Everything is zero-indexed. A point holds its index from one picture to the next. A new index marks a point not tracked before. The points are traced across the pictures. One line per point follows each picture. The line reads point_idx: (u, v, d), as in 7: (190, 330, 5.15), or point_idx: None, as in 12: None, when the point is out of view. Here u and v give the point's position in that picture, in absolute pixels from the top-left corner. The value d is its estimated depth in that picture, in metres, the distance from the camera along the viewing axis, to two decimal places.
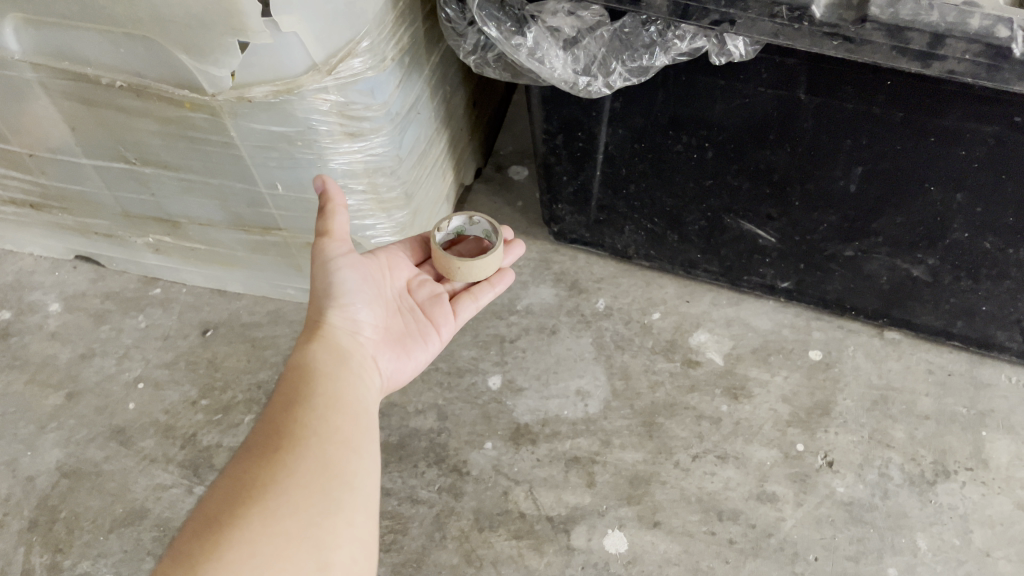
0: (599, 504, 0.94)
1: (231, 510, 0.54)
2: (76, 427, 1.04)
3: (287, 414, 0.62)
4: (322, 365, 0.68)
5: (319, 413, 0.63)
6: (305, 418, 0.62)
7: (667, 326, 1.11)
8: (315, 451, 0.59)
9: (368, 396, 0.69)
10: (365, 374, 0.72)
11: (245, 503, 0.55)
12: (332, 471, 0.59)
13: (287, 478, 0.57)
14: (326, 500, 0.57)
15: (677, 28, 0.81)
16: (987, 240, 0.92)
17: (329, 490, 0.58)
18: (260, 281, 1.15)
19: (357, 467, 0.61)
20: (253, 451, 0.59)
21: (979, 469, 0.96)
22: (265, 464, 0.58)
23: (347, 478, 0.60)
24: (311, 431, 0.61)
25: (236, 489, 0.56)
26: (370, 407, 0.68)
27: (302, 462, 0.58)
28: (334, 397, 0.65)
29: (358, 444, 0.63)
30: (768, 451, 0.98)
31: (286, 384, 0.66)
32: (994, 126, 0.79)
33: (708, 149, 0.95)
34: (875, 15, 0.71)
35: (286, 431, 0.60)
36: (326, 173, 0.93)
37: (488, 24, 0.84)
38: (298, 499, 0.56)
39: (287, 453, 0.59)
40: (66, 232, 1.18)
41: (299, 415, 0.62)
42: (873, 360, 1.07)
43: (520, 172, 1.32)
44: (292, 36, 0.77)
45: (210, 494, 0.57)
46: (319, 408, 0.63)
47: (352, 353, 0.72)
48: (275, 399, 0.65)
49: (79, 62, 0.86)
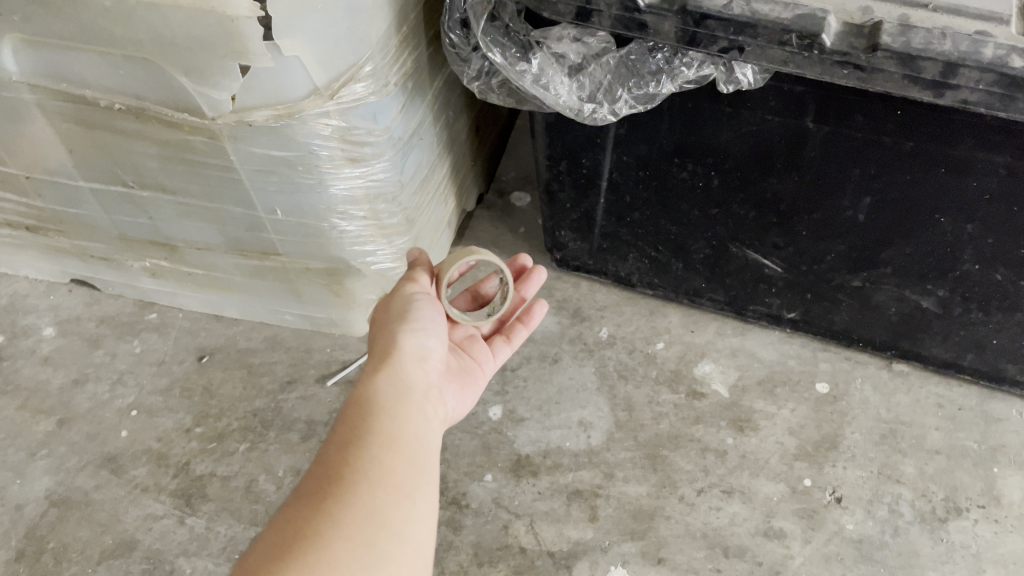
0: (602, 539, 0.92)
1: (271, 562, 0.52)
2: (66, 455, 1.02)
3: (342, 456, 0.59)
4: (387, 401, 0.66)
5: (372, 455, 0.60)
6: (358, 462, 0.59)
7: (670, 356, 1.09)
8: (363, 498, 0.56)
9: (428, 431, 0.67)
10: (427, 408, 0.69)
11: (287, 556, 0.52)
12: (380, 519, 0.56)
13: (334, 528, 0.54)
14: (370, 551, 0.54)
15: (684, 55, 0.79)
16: (997, 272, 0.90)
17: (373, 540, 0.55)
18: (257, 306, 1.13)
19: (410, 513, 0.58)
20: (300, 498, 0.57)
21: (991, 507, 0.94)
22: (311, 514, 0.55)
23: (395, 528, 0.56)
24: (362, 474, 0.58)
25: (279, 539, 0.53)
26: (431, 446, 0.65)
27: (349, 512, 0.55)
28: (391, 437, 0.62)
29: (412, 489, 0.60)
30: (775, 486, 0.96)
31: (343, 422, 0.63)
32: (1005, 156, 0.78)
33: (714, 177, 0.94)
34: (886, 43, 0.70)
35: (337, 475, 0.58)
36: (327, 199, 0.91)
37: (493, 50, 0.83)
38: (340, 553, 0.53)
39: (335, 502, 0.56)
40: (61, 255, 1.16)
41: (350, 458, 0.59)
42: (881, 393, 1.05)
43: (522, 199, 1.31)
44: (293, 59, 0.76)
45: (254, 546, 0.54)
46: (374, 451, 0.60)
47: (416, 388, 0.70)
48: (329, 439, 0.62)
49: (77, 83, 0.85)
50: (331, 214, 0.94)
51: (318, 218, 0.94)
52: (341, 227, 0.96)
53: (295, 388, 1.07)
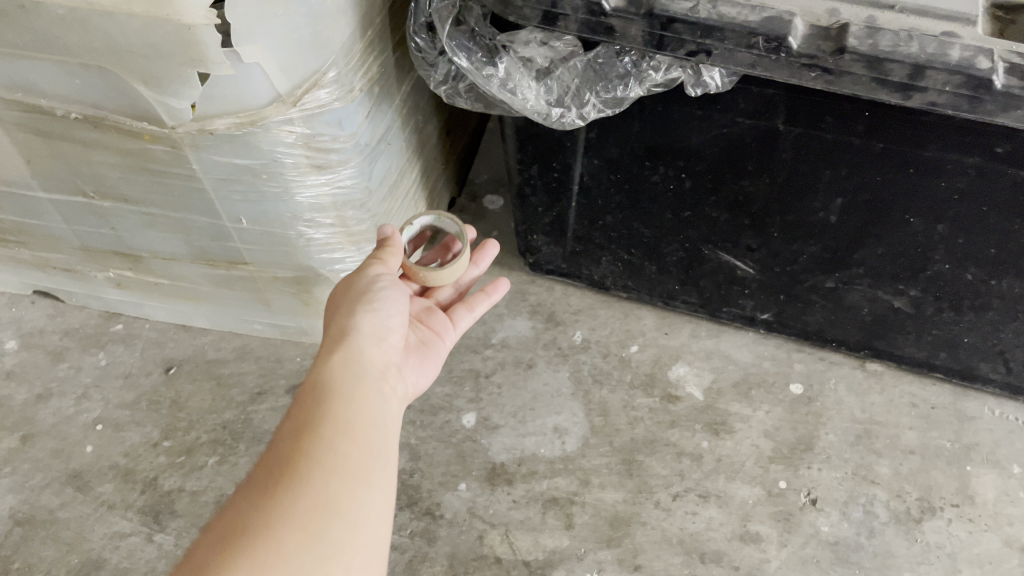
0: (578, 547, 0.91)
1: (220, 555, 0.51)
2: (30, 472, 0.99)
3: (295, 442, 0.58)
4: (343, 383, 0.64)
5: (328, 441, 0.59)
6: (313, 447, 0.58)
7: (645, 359, 1.08)
8: (315, 487, 0.55)
9: (388, 414, 0.65)
10: (385, 391, 0.67)
11: (235, 548, 0.51)
12: (332, 508, 0.55)
13: (286, 519, 0.53)
14: (324, 541, 0.53)
15: (652, 59, 0.78)
16: (969, 272, 0.90)
17: (325, 529, 0.53)
18: (226, 315, 1.11)
19: (363, 500, 0.57)
20: (254, 487, 0.55)
21: (965, 506, 0.94)
22: (262, 504, 0.54)
23: (350, 515, 0.55)
24: (316, 462, 0.57)
25: (229, 532, 0.52)
26: (389, 428, 0.64)
27: (300, 500, 0.54)
28: (346, 421, 0.61)
29: (367, 474, 0.58)
30: (751, 489, 0.96)
31: (299, 406, 0.61)
32: (975, 157, 0.77)
33: (685, 180, 0.93)
34: (853, 46, 0.69)
35: (290, 462, 0.56)
36: (293, 206, 0.90)
37: (459, 54, 0.81)
38: (290, 544, 0.52)
39: (286, 491, 0.54)
40: (22, 266, 1.14)
41: (304, 445, 0.57)
42: (856, 394, 1.05)
43: (495, 202, 1.30)
44: (254, 67, 0.74)
45: (205, 538, 0.53)
46: (330, 436, 0.59)
47: (373, 368, 0.68)
48: (285, 425, 0.61)
49: (31, 92, 0.83)
50: (297, 222, 0.92)
51: (284, 227, 0.93)
52: (308, 235, 0.94)
53: (265, 399, 1.05)
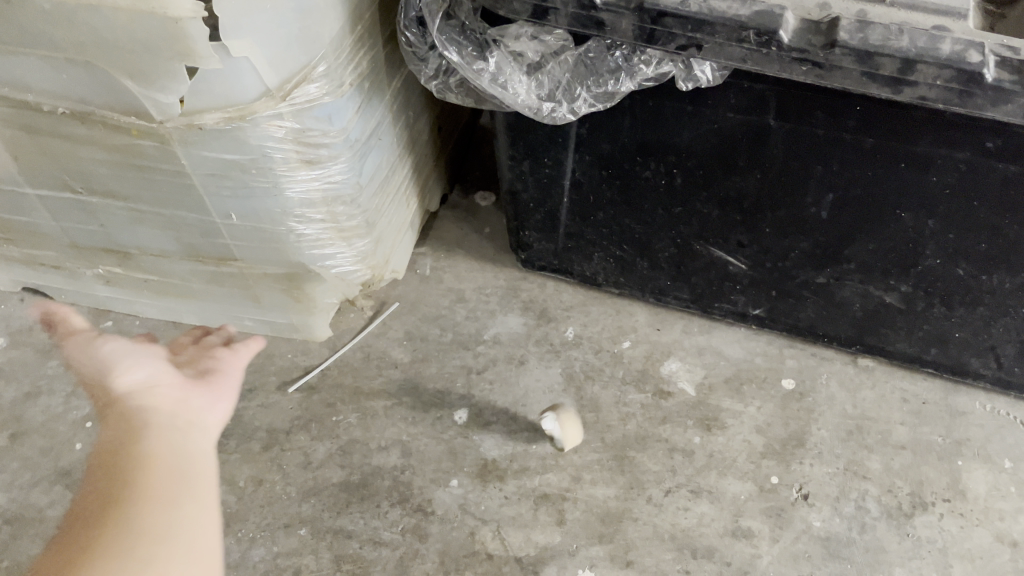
0: (569, 543, 0.91)
1: None
2: (18, 470, 0.99)
3: (90, 486, 0.47)
4: (117, 422, 0.52)
5: (115, 471, 0.48)
6: (106, 483, 0.47)
7: (637, 355, 1.08)
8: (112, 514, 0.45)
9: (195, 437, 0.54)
10: (176, 422, 0.54)
11: None
12: (141, 530, 0.44)
13: (86, 557, 0.42)
14: (137, 560, 0.43)
15: (642, 53, 0.78)
16: (960, 267, 0.90)
17: (130, 551, 0.43)
18: (217, 312, 1.11)
19: (168, 522, 0.46)
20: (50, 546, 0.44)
21: (956, 501, 0.94)
22: (56, 554, 0.43)
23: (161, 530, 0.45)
24: (103, 497, 0.46)
25: None
26: (200, 448, 0.53)
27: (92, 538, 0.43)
28: (137, 445, 0.50)
29: (181, 489, 0.48)
30: (743, 485, 0.95)
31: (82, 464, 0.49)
32: (965, 151, 0.77)
33: (676, 175, 0.93)
34: (844, 40, 0.69)
35: (76, 518, 0.45)
36: (283, 202, 0.89)
37: (449, 49, 0.81)
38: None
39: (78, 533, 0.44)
40: (11, 264, 1.13)
41: (101, 477, 0.48)
42: (847, 389, 1.05)
43: (487, 198, 1.30)
44: (243, 61, 0.74)
45: None
46: (114, 473, 0.48)
47: (152, 401, 0.54)
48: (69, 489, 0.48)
49: (17, 87, 0.82)
50: (287, 218, 0.91)
51: (274, 223, 0.92)
52: (298, 231, 0.93)
53: (255, 396, 1.05)
